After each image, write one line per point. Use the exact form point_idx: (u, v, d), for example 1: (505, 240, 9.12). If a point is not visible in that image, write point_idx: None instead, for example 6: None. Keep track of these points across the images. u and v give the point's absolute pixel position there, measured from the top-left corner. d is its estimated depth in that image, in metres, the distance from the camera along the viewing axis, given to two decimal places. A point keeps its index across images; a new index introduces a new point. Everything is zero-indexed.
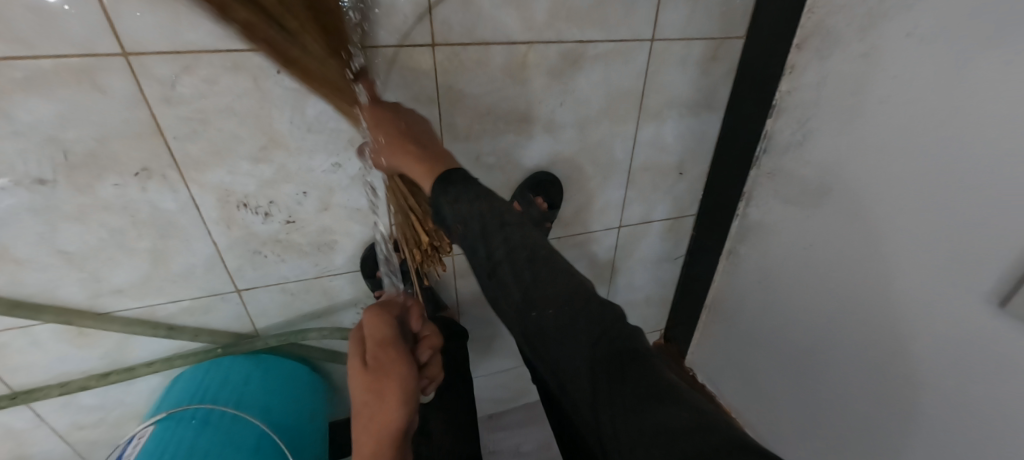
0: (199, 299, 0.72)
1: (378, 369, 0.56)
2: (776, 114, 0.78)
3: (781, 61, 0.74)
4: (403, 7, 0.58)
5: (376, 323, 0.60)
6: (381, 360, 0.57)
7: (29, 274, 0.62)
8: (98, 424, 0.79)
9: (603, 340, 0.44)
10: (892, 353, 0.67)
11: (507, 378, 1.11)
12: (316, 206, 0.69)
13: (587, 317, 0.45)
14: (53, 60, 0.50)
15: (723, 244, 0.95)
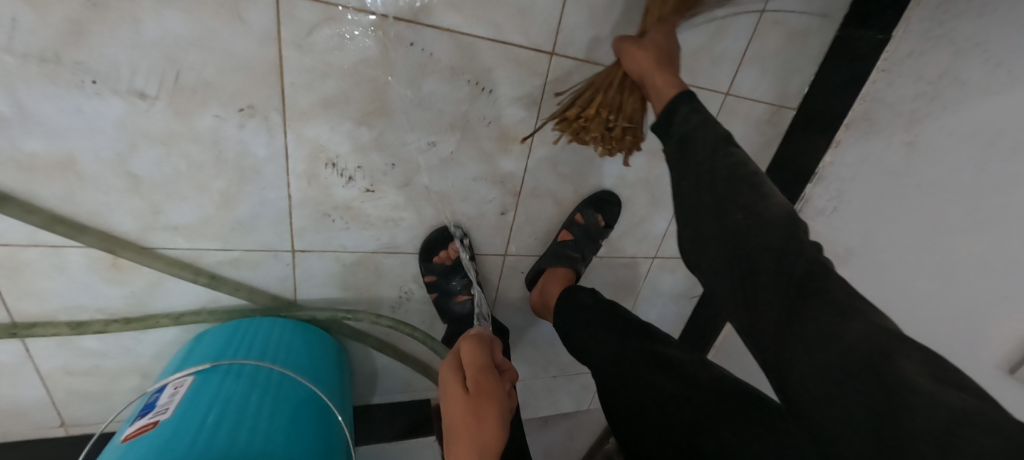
0: (250, 252, 0.68)
1: (480, 393, 0.53)
2: (816, 181, 0.88)
3: (827, 135, 0.84)
4: (538, 14, 0.63)
5: (470, 350, 0.59)
6: (479, 385, 0.54)
7: (85, 190, 0.57)
8: (90, 372, 0.71)
9: (771, 272, 0.43)
10: None
11: None
12: (399, 180, 0.70)
13: (790, 247, 0.43)
14: None
15: None
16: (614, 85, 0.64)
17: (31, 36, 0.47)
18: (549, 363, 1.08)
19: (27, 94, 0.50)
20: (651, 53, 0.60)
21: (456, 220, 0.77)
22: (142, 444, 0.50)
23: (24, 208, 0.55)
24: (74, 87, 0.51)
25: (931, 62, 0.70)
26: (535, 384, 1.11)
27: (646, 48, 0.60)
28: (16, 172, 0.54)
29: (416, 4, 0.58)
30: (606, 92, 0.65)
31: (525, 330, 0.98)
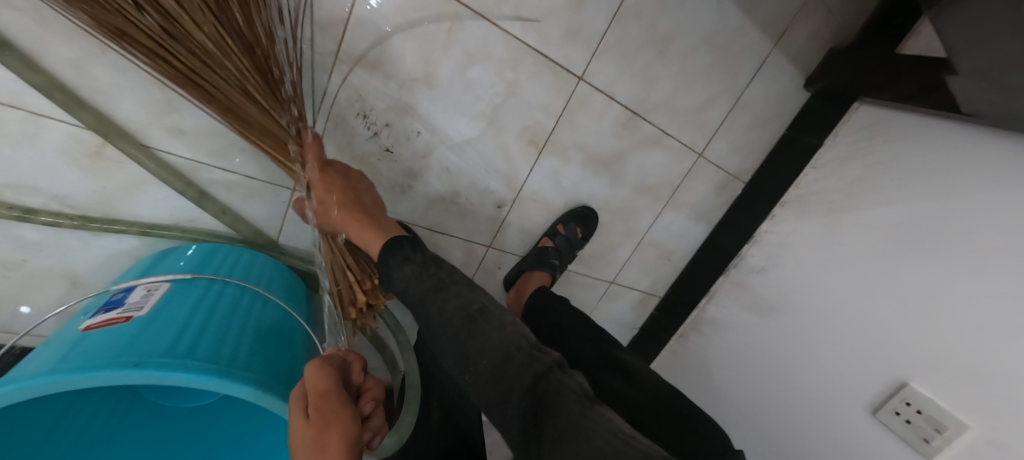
0: (251, 180, 0.67)
1: (336, 424, 0.41)
2: (752, 244, 1.05)
3: (767, 209, 1.03)
4: (580, 41, 0.74)
5: (318, 370, 0.45)
6: (329, 410, 0.42)
7: (100, 66, 0.54)
8: (12, 268, 0.62)
9: (491, 352, 0.54)
10: (796, 426, 0.89)
11: None
12: (420, 148, 0.74)
13: (462, 318, 0.57)
14: None
15: (677, 329, 1.16)
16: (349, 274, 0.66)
17: None
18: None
19: None
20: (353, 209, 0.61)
21: (458, 202, 0.82)
22: (105, 337, 0.44)
23: (28, 65, 0.50)
24: None
25: (848, 169, 0.92)
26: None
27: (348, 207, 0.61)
28: (34, 24, 0.49)
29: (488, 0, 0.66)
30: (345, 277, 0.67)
31: None
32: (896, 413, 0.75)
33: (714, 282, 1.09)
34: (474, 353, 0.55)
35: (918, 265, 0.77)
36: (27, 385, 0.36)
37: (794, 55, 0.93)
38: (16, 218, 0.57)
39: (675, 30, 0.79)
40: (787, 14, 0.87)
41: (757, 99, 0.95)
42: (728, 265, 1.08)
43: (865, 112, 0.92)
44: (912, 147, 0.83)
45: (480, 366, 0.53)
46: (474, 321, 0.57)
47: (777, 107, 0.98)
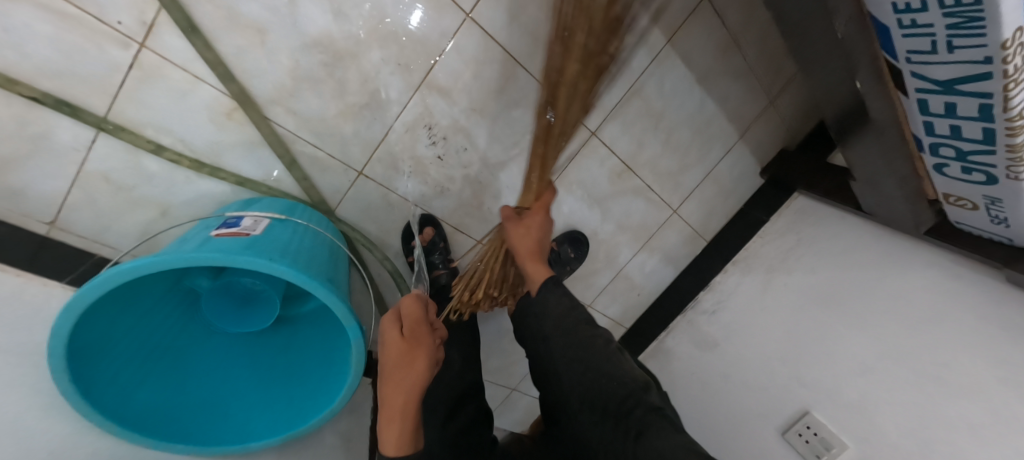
0: (331, 158, 0.85)
1: (413, 340, 0.64)
2: (707, 292, 1.28)
3: (720, 265, 1.27)
4: (597, 105, 0.97)
5: (411, 304, 0.66)
6: (415, 334, 0.64)
7: (254, 52, 0.72)
8: (124, 188, 0.77)
9: (612, 384, 0.63)
10: (727, 445, 1.08)
11: None
12: (464, 160, 0.94)
13: (590, 352, 0.67)
14: None
15: (637, 357, 1.34)
16: (498, 265, 0.89)
17: None
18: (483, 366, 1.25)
19: None
20: (531, 243, 0.80)
21: (481, 209, 1.01)
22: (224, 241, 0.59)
23: (206, 45, 0.68)
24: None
25: (785, 242, 1.17)
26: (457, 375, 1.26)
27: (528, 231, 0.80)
28: (222, 17, 0.68)
29: (538, 63, 0.89)
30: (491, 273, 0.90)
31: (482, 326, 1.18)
32: (798, 435, 0.95)
33: (672, 320, 1.30)
34: (596, 395, 0.63)
35: (824, 322, 1.00)
36: (188, 257, 0.51)
37: (753, 148, 1.20)
38: (149, 150, 0.73)
39: (668, 112, 1.04)
40: (751, 117, 1.15)
41: (722, 177, 1.21)
42: (687, 305, 1.29)
43: (801, 202, 1.18)
44: (830, 232, 1.08)
45: (593, 388, 0.64)
46: (574, 337, 0.69)
47: (738, 184, 1.24)
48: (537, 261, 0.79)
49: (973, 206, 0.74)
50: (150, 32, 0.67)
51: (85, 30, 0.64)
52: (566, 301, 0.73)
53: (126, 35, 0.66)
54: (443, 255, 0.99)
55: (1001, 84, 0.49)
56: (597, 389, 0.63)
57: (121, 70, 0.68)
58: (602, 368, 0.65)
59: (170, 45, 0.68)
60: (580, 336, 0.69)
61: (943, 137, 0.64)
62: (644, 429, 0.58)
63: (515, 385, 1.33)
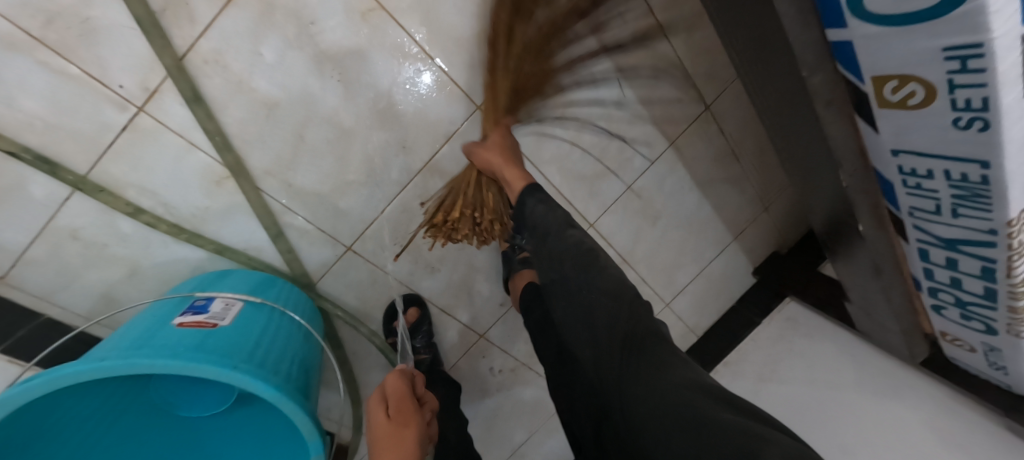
0: (320, 231, 0.81)
1: (399, 422, 0.56)
2: None
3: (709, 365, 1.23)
4: (598, 200, 0.97)
5: (395, 378, 0.61)
6: (401, 412, 0.57)
7: (256, 126, 0.70)
8: (92, 246, 0.72)
9: (619, 331, 0.55)
10: None
11: None
12: (458, 243, 0.91)
13: (592, 294, 0.58)
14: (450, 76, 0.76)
15: None
16: (473, 186, 0.80)
17: (332, 41, 0.68)
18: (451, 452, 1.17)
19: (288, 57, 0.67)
20: (499, 154, 0.73)
21: (470, 292, 0.97)
22: (181, 332, 0.54)
23: (209, 115, 0.66)
24: (323, 75, 0.70)
25: (775, 349, 1.14)
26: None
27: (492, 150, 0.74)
28: (229, 90, 0.67)
29: (543, 157, 0.89)
30: (466, 193, 0.80)
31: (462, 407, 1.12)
32: None
33: None
34: (601, 334, 0.56)
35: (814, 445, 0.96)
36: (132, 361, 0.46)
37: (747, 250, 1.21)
38: (127, 213, 0.69)
39: (666, 210, 1.05)
40: (746, 220, 1.16)
41: (715, 274, 1.21)
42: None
43: (791, 307, 1.20)
44: (822, 346, 1.06)
45: (596, 339, 0.57)
46: (564, 259, 0.61)
47: (731, 284, 1.24)
48: (513, 162, 0.73)
49: (971, 348, 0.73)
50: (152, 97, 0.65)
51: (83, 90, 0.62)
52: (560, 218, 0.64)
53: (126, 98, 0.64)
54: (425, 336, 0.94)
55: (1006, 253, 0.49)
56: (605, 339, 0.56)
57: (113, 130, 0.65)
58: (607, 303, 0.57)
59: (170, 111, 0.66)
60: (570, 256, 0.61)
61: (942, 284, 0.63)
62: (656, 374, 0.50)
63: None
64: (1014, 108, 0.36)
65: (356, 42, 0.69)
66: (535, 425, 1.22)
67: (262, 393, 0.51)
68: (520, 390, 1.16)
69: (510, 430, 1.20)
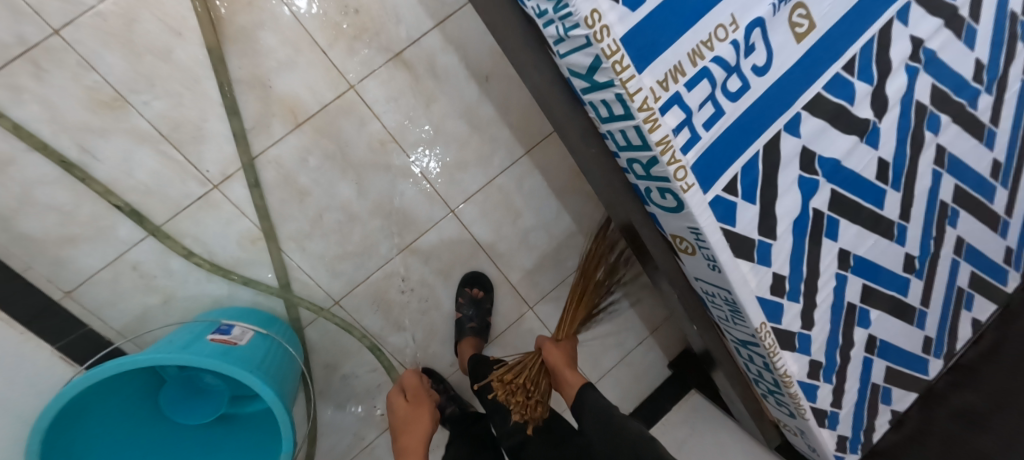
0: (318, 285, 1.06)
1: (414, 403, 0.91)
2: None
3: None
4: (541, 289, 1.22)
5: (410, 374, 0.96)
6: (416, 396, 0.93)
7: (291, 205, 0.98)
8: (143, 277, 0.94)
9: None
10: None
11: None
12: (423, 308, 1.15)
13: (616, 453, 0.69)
14: (437, 186, 1.07)
15: None
16: (534, 371, 0.93)
17: (357, 156, 0.99)
18: None
19: (325, 163, 0.97)
20: (563, 356, 0.93)
21: (426, 351, 1.18)
22: (210, 347, 0.76)
23: (261, 195, 0.94)
24: (347, 176, 1.00)
25: (679, 433, 1.34)
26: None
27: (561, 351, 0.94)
28: (278, 180, 0.96)
29: (500, 250, 1.16)
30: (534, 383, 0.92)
31: None
32: None
33: None
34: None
35: None
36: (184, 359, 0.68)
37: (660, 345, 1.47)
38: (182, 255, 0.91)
39: None
40: (660, 320, 1.44)
41: (635, 361, 1.45)
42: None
43: (696, 399, 1.42)
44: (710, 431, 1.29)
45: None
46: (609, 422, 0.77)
47: (648, 374, 1.47)
48: (573, 371, 0.91)
49: (795, 433, 0.98)
50: (225, 179, 0.92)
51: (181, 168, 0.90)
52: None
53: (207, 177, 0.92)
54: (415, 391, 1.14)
55: (765, 351, 0.77)
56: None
57: (191, 197, 0.92)
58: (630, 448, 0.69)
59: (234, 189, 0.93)
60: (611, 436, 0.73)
61: (756, 376, 0.90)
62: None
63: None
64: (727, 261, 0.68)
65: (375, 159, 1.01)
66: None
67: (261, 390, 0.72)
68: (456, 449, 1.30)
69: None
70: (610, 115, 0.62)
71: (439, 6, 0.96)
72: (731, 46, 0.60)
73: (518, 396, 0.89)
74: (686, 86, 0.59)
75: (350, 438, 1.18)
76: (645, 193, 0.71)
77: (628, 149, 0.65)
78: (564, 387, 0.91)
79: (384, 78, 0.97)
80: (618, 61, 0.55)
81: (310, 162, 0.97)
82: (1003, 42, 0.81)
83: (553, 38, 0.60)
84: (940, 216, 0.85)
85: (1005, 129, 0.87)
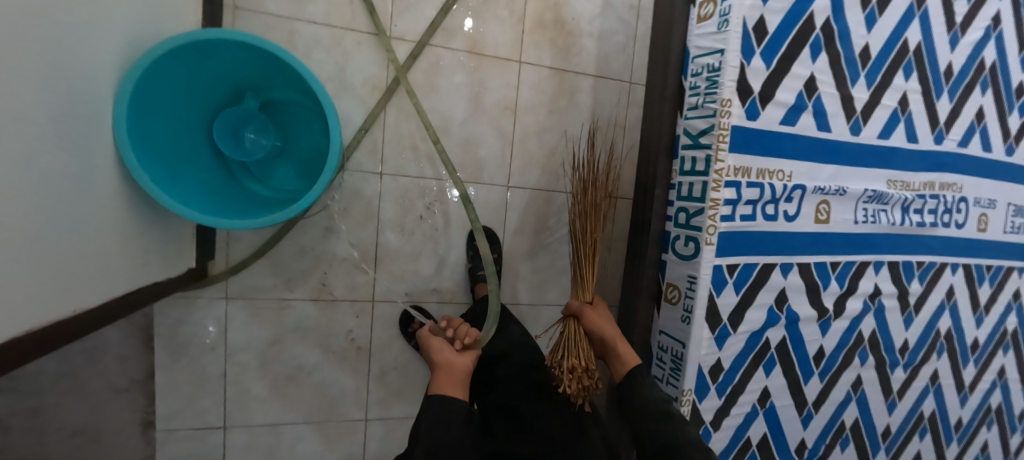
0: (383, 151, 1.17)
1: (423, 344, 0.88)
2: None
3: None
4: (516, 295, 1.33)
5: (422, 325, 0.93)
6: (422, 335, 0.89)
7: (420, 87, 1.18)
8: (286, 41, 1.07)
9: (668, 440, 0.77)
10: None
11: (202, 337, 1.10)
12: (430, 233, 1.24)
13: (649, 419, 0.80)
14: (513, 161, 1.27)
15: None
16: (580, 343, 0.89)
17: (485, 98, 1.23)
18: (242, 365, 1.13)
19: (464, 84, 1.21)
20: (610, 328, 0.89)
21: (401, 267, 1.23)
22: None
23: (412, 64, 1.15)
24: (468, 104, 1.22)
25: None
26: (205, 367, 1.11)
27: (605, 324, 0.89)
28: (428, 66, 1.17)
29: (514, 239, 1.30)
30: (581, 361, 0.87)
31: (295, 343, 1.17)
32: None
33: None
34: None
35: None
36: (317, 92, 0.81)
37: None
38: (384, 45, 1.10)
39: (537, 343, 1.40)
40: None
41: None
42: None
43: None
44: None
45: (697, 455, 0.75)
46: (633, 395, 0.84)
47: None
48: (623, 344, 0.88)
49: None
50: (401, 36, 1.15)
51: (384, 8, 1.13)
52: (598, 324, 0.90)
53: (391, 26, 1.14)
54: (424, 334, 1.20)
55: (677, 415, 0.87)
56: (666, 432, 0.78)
57: (370, 26, 1.12)
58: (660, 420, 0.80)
59: (401, 47, 1.15)
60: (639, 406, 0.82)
61: None
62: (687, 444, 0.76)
63: (226, 422, 1.14)
64: (698, 317, 0.84)
65: (493, 109, 1.24)
66: (311, 426, 1.20)
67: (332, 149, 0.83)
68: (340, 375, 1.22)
69: (297, 403, 1.18)
70: (690, 170, 0.86)
71: (603, 69, 1.32)
72: (783, 185, 0.86)
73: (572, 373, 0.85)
74: (749, 184, 0.83)
75: (275, 285, 1.14)
76: (671, 240, 0.91)
77: (685, 199, 0.87)
78: (615, 361, 0.88)
79: (539, 74, 1.27)
80: (722, 136, 0.80)
81: (456, 76, 1.20)
82: (925, 343, 1.10)
83: (688, 105, 0.87)
84: (836, 432, 1.03)
85: (904, 404, 1.10)
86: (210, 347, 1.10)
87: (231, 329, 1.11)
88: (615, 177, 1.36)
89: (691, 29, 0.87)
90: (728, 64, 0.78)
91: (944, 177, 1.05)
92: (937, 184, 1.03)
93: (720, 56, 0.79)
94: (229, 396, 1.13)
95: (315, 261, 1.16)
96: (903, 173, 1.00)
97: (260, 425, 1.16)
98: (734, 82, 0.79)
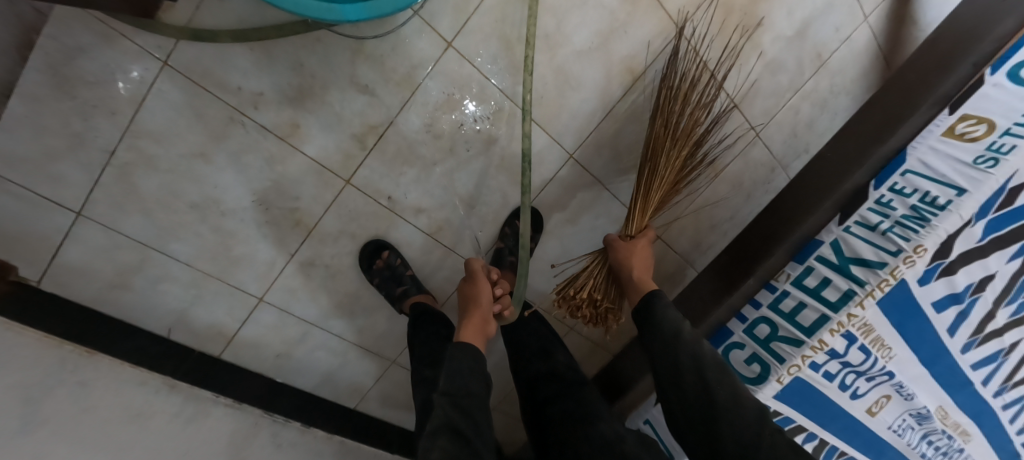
0: (468, 19, 0.86)
1: (470, 278, 0.85)
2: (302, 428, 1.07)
3: (339, 430, 1.13)
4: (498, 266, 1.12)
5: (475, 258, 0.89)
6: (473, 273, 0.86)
7: None
8: None
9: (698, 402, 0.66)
10: None
11: (105, 89, 0.75)
12: (458, 147, 0.96)
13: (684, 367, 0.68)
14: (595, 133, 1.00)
15: (179, 384, 0.90)
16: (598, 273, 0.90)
17: (619, 43, 0.92)
18: (143, 155, 0.81)
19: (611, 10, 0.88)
20: (640, 255, 0.83)
21: (403, 163, 0.95)
22: None
23: None
24: (600, 35, 0.90)
25: None
26: (91, 132, 0.77)
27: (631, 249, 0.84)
28: None
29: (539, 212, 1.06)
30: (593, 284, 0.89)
31: (225, 170, 0.86)
32: None
33: (257, 408, 0.99)
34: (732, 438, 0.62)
35: None
36: None
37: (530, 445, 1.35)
38: None
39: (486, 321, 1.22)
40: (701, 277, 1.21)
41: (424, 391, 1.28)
42: (277, 413, 1.03)
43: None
44: None
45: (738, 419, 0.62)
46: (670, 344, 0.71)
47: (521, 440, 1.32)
48: (645, 274, 0.82)
49: None
50: None
51: None
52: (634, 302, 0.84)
53: None
54: (390, 279, 0.99)
55: None
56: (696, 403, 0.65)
57: None
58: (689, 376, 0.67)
59: None
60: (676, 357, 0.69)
61: None
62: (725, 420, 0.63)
63: (80, 210, 0.81)
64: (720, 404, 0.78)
65: (618, 62, 0.94)
66: (192, 272, 0.92)
67: None
68: (259, 237, 0.93)
69: (190, 238, 0.89)
70: (812, 289, 0.72)
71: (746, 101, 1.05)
72: (878, 365, 0.71)
73: (580, 294, 0.87)
74: (861, 347, 0.70)
75: (241, 90, 0.81)
76: (730, 341, 0.80)
77: (779, 313, 0.75)
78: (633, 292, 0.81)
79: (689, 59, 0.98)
80: (885, 282, 0.66)
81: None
82: None
83: (860, 217, 0.69)
84: None
85: None
86: (110, 110, 0.76)
87: (152, 107, 0.78)
88: (674, 217, 1.13)
89: (930, 136, 0.65)
90: (959, 212, 0.61)
91: (981, 440, 0.93)
92: (967, 436, 0.92)
93: (955, 196, 0.62)
94: (104, 183, 0.80)
95: (307, 90, 0.84)
96: (954, 409, 0.87)
97: (127, 237, 0.85)
98: (946, 233, 0.62)
